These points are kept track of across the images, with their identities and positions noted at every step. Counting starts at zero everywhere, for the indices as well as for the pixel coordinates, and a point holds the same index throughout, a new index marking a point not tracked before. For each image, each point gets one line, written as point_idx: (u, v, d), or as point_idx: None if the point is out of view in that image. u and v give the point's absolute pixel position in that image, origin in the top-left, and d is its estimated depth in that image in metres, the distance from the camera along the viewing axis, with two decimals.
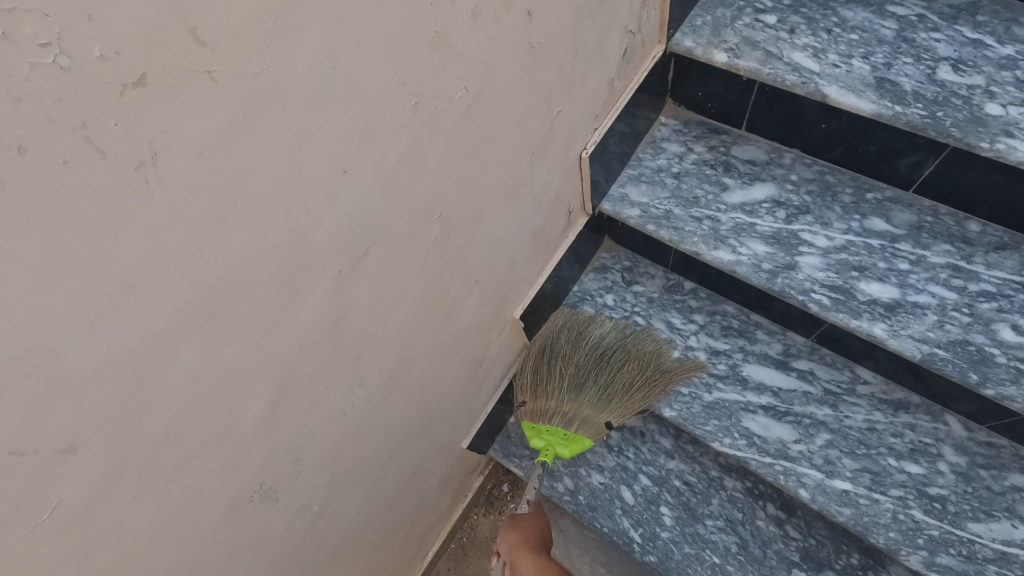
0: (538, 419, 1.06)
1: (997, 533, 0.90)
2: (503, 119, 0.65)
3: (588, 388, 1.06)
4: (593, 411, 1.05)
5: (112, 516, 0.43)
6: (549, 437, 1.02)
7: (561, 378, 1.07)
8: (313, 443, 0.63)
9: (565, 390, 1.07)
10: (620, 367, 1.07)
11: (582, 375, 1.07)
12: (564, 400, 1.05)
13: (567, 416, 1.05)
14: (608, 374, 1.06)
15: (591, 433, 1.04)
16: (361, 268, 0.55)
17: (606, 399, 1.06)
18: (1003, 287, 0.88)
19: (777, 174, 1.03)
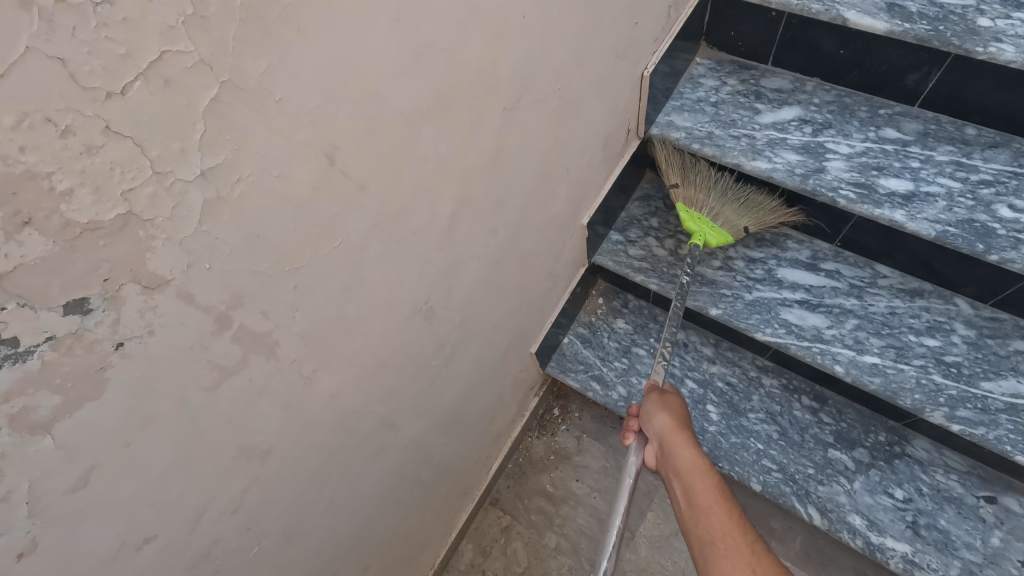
0: (689, 202, 1.22)
1: (1005, 388, 1.06)
2: (608, 12, 0.80)
3: (731, 199, 1.21)
4: (735, 213, 1.21)
5: (361, 268, 0.56)
6: (700, 223, 1.17)
7: (705, 182, 1.22)
8: (460, 277, 0.77)
9: (710, 190, 1.22)
10: (751, 195, 1.21)
11: (724, 190, 1.22)
12: (711, 195, 1.20)
13: (715, 214, 1.21)
14: (745, 192, 1.22)
15: (732, 230, 1.20)
16: (515, 112, 0.69)
17: (749, 206, 1.21)
18: (999, 176, 1.05)
19: (802, 98, 1.20)
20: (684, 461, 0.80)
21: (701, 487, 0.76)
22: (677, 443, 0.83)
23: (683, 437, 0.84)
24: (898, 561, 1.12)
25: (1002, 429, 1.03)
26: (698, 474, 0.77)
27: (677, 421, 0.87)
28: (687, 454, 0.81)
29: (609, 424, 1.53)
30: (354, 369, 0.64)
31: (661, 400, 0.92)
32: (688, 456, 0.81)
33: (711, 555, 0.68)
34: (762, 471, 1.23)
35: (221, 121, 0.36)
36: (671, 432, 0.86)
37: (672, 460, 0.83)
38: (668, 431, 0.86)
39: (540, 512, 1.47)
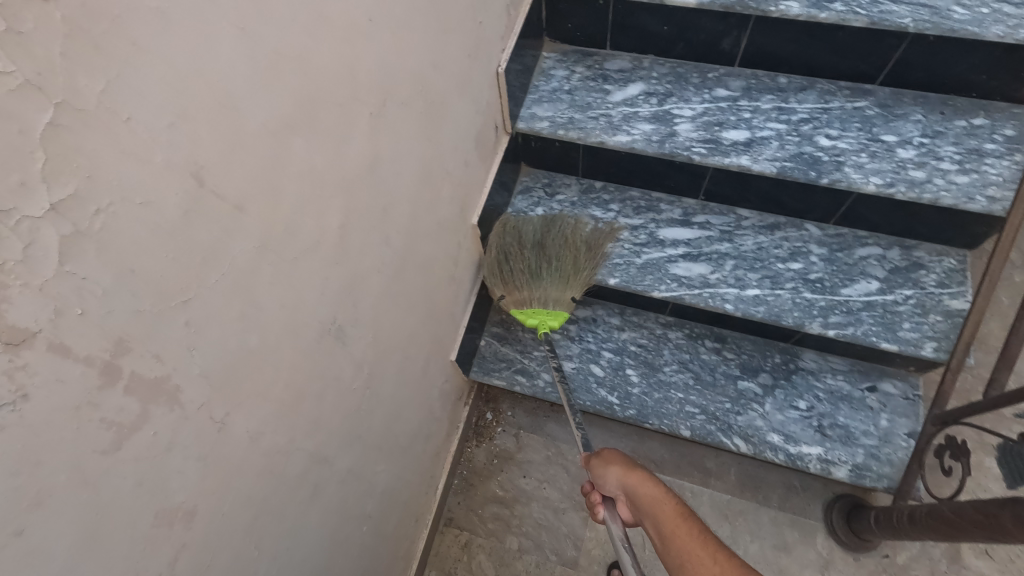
0: (519, 304, 1.24)
1: (859, 289, 1.23)
2: (451, 12, 0.83)
3: (550, 277, 1.22)
4: (560, 287, 1.22)
5: (257, 293, 0.53)
6: (538, 316, 1.21)
7: (526, 280, 1.22)
8: (364, 291, 0.75)
9: (531, 281, 1.22)
10: (566, 242, 1.23)
11: (541, 269, 1.22)
12: (529, 287, 1.21)
13: (542, 299, 1.23)
14: (560, 262, 1.22)
15: (563, 306, 1.23)
16: (383, 116, 0.69)
17: (566, 277, 1.22)
18: (813, 112, 1.22)
19: (643, 74, 1.31)
20: (657, 507, 0.82)
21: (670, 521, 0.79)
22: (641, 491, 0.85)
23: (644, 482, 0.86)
24: (815, 463, 1.26)
25: (865, 324, 1.20)
26: (669, 521, 0.79)
27: (626, 464, 0.89)
28: (648, 504, 0.84)
29: (541, 415, 1.56)
30: (272, 404, 0.60)
31: (601, 456, 0.93)
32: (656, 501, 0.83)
33: None
34: (688, 417, 1.33)
35: (64, 145, 0.33)
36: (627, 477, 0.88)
37: (642, 510, 0.84)
38: (623, 477, 0.88)
39: (496, 518, 1.47)
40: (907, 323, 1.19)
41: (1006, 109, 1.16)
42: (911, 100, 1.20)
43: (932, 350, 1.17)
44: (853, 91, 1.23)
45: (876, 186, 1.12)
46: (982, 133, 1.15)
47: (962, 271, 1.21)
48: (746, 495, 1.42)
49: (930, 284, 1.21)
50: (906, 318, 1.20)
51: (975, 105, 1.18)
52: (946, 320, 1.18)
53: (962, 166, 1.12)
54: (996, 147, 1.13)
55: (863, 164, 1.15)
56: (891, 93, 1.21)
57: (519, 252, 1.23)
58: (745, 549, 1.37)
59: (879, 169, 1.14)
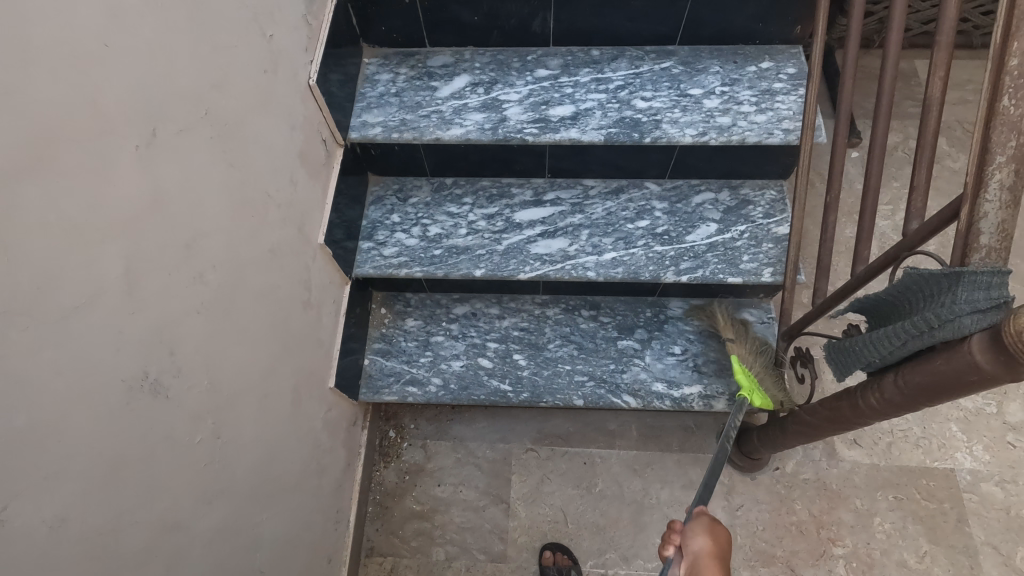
0: (744, 358, 1.25)
1: (701, 234, 1.33)
2: (225, 29, 0.78)
3: (766, 362, 1.26)
4: (777, 377, 1.25)
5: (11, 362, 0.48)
6: (750, 383, 1.18)
7: (752, 355, 1.26)
8: (181, 335, 0.70)
9: (744, 346, 1.28)
10: (785, 367, 1.29)
11: (766, 363, 1.26)
12: (760, 360, 1.24)
13: (762, 355, 1.26)
14: (773, 353, 1.28)
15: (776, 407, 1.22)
16: (157, 148, 0.65)
17: (778, 381, 1.25)
18: (628, 78, 1.29)
19: (466, 66, 1.33)
20: None
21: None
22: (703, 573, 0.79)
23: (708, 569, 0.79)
24: (698, 401, 1.35)
25: (712, 264, 1.30)
26: None
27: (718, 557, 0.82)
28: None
29: (444, 419, 1.54)
30: (74, 481, 0.55)
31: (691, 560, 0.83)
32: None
33: None
34: (578, 387, 1.38)
35: None
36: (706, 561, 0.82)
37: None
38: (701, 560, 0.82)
39: (419, 534, 1.43)
40: (746, 255, 1.30)
41: (785, 50, 1.30)
42: (708, 55, 1.31)
43: (771, 275, 1.29)
44: (658, 54, 1.32)
45: (692, 137, 1.22)
46: (770, 75, 1.27)
47: (782, 199, 1.34)
48: (650, 446, 1.49)
49: (758, 216, 1.33)
50: (744, 251, 1.31)
51: (760, 51, 1.31)
52: (777, 246, 1.30)
53: (759, 106, 1.24)
54: (783, 85, 1.26)
55: (678, 119, 1.24)
56: (690, 51, 1.32)
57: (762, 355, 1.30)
58: (658, 497, 1.44)
59: (691, 121, 1.23)
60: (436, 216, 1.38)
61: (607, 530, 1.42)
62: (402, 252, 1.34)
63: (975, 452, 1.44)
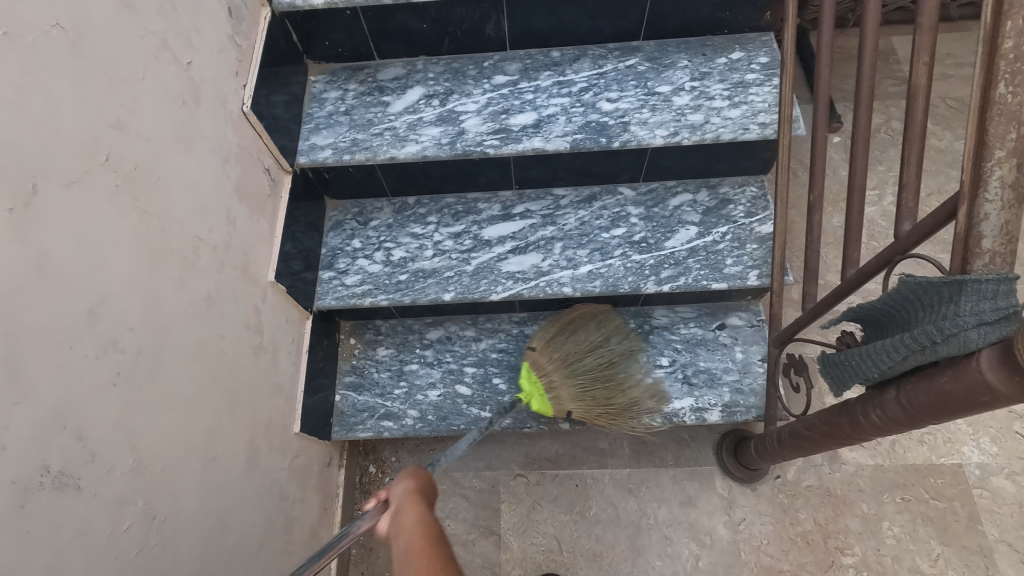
0: (535, 363, 1.19)
1: (682, 238, 1.25)
2: (125, 61, 0.70)
3: (570, 386, 1.14)
4: (570, 397, 1.15)
5: None
6: (529, 387, 1.17)
7: (558, 364, 1.17)
8: (93, 414, 0.61)
9: (556, 363, 1.17)
10: (599, 380, 1.13)
11: (573, 370, 1.16)
12: (557, 370, 1.16)
13: (556, 383, 1.16)
14: (583, 381, 1.11)
15: (557, 407, 1.18)
16: (40, 207, 0.57)
17: (579, 396, 1.14)
18: (591, 79, 1.21)
19: (419, 77, 1.24)
20: (410, 528, 0.75)
21: (415, 555, 0.70)
22: (402, 513, 0.78)
23: (410, 509, 0.79)
24: (690, 414, 1.28)
25: (694, 270, 1.22)
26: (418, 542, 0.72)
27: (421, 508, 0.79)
28: (407, 531, 0.75)
29: (426, 449, 1.46)
30: None
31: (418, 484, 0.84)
32: (408, 531, 0.75)
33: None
34: None
35: None
36: (410, 498, 0.81)
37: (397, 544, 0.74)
38: (407, 498, 0.81)
39: None
40: (730, 259, 1.23)
41: (756, 39, 1.23)
42: (675, 48, 1.23)
43: (756, 278, 1.21)
44: (622, 51, 1.24)
45: (663, 138, 1.14)
46: (742, 66, 1.20)
47: (763, 196, 1.27)
48: (643, 463, 1.42)
49: (740, 216, 1.26)
50: (727, 254, 1.23)
51: (730, 41, 1.23)
52: (761, 246, 1.23)
53: (732, 100, 1.17)
54: (756, 76, 1.19)
55: (647, 119, 1.16)
56: (656, 45, 1.24)
57: (617, 351, 1.18)
58: (655, 517, 1.37)
59: (661, 121, 1.16)
60: (399, 238, 1.29)
61: (604, 556, 1.34)
62: (366, 280, 1.26)
63: (983, 444, 1.38)
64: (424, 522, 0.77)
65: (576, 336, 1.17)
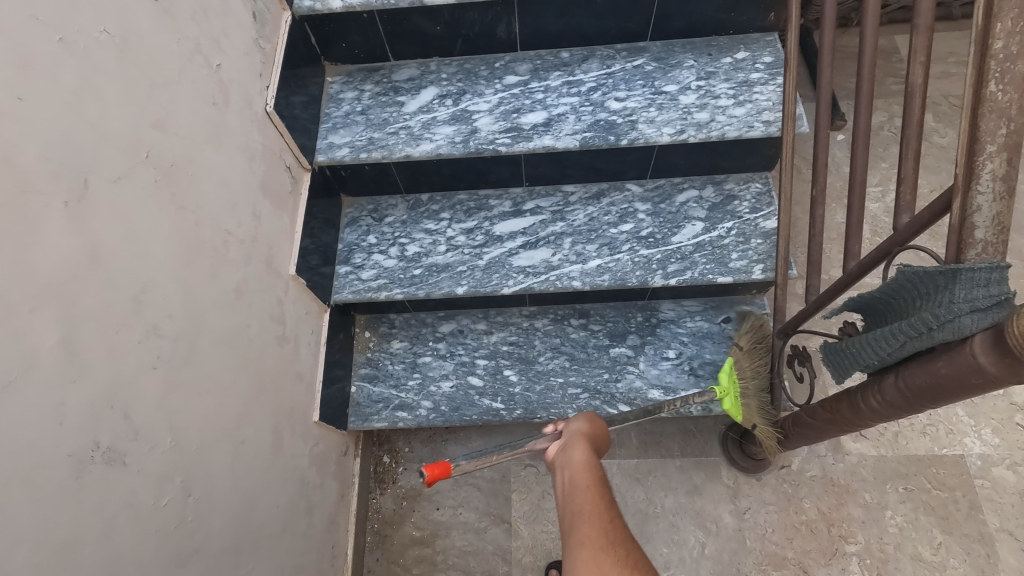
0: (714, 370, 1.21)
1: (688, 233, 1.28)
2: (163, 64, 0.75)
3: (764, 394, 1.24)
4: (762, 411, 1.21)
5: None
6: (729, 385, 1.18)
7: (753, 372, 1.22)
8: (136, 395, 0.65)
9: (749, 372, 1.22)
10: (778, 406, 1.25)
11: (753, 369, 1.22)
12: (738, 369, 1.21)
13: (751, 389, 1.22)
14: (773, 395, 1.24)
15: (737, 409, 1.19)
16: (91, 201, 0.61)
17: (763, 413, 1.23)
18: (600, 79, 1.25)
19: (433, 78, 1.28)
20: (580, 466, 0.77)
21: (586, 489, 0.73)
22: (572, 448, 0.82)
23: (582, 443, 0.82)
24: (697, 405, 1.31)
25: (700, 264, 1.26)
26: (584, 498, 0.72)
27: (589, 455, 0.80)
28: (578, 463, 0.78)
29: (439, 440, 1.50)
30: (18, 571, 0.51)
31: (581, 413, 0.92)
32: (575, 466, 0.78)
33: (574, 537, 0.66)
34: (572, 400, 1.33)
35: None
36: (581, 434, 0.84)
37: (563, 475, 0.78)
38: (580, 432, 0.84)
39: (420, 561, 1.39)
40: (735, 253, 1.26)
41: (760, 39, 1.26)
42: (681, 48, 1.27)
43: (761, 272, 1.25)
44: (630, 51, 1.28)
45: (669, 136, 1.17)
46: (746, 65, 1.23)
47: (767, 192, 1.30)
48: (651, 453, 1.46)
49: (745, 212, 1.29)
50: (733, 248, 1.27)
51: (734, 41, 1.27)
52: (766, 241, 1.26)
53: (736, 99, 1.20)
54: (760, 75, 1.22)
55: (654, 118, 1.19)
56: (662, 46, 1.28)
57: (752, 357, 1.25)
58: (663, 505, 1.40)
59: (668, 119, 1.19)
60: (413, 234, 1.33)
61: None
62: (381, 275, 1.30)
63: (984, 435, 1.41)
64: (591, 462, 0.79)
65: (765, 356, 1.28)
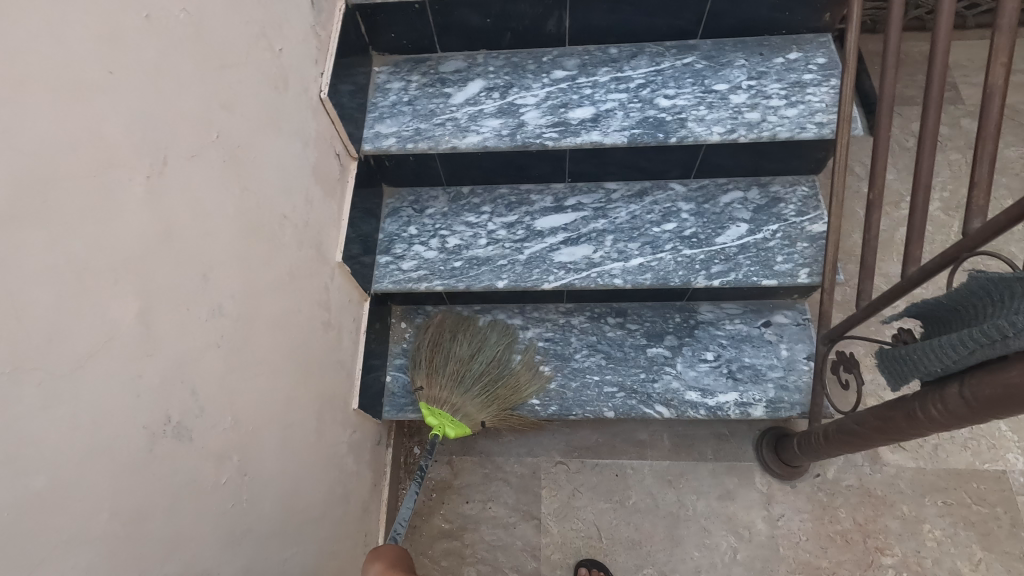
0: (433, 399, 1.30)
1: (732, 234, 1.27)
2: (232, 46, 0.75)
3: (472, 395, 1.28)
4: (476, 407, 1.28)
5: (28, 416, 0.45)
6: (438, 419, 1.26)
7: (451, 379, 1.29)
8: (201, 373, 0.66)
9: (452, 388, 1.29)
10: (502, 381, 1.30)
11: (461, 384, 1.28)
12: (450, 391, 1.28)
13: (455, 406, 1.28)
14: (485, 384, 1.29)
15: (470, 422, 1.29)
16: (168, 178, 0.61)
17: (487, 402, 1.29)
18: (649, 76, 1.24)
19: (480, 71, 1.28)
20: None
21: None
22: None
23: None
24: (734, 408, 1.30)
25: (744, 266, 1.25)
26: None
27: None
28: None
29: (469, 433, 1.50)
30: (93, 544, 0.51)
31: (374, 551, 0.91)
32: None
33: None
34: (608, 398, 1.33)
35: None
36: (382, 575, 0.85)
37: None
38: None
39: (449, 554, 1.39)
40: (780, 256, 1.25)
41: (814, 40, 1.24)
42: (732, 47, 1.25)
43: (807, 275, 1.23)
44: (680, 49, 1.26)
45: (720, 135, 1.16)
46: (800, 66, 1.22)
47: (814, 195, 1.28)
48: (682, 456, 1.44)
49: (791, 214, 1.27)
50: (778, 251, 1.25)
51: (787, 41, 1.25)
52: (812, 245, 1.24)
53: (789, 99, 1.18)
54: (814, 76, 1.20)
55: (704, 116, 1.18)
56: (713, 44, 1.26)
57: (463, 366, 1.29)
58: (694, 508, 1.39)
59: (718, 118, 1.18)
60: (454, 226, 1.33)
61: (642, 544, 1.37)
62: (422, 265, 1.30)
63: None
64: None
65: (458, 345, 1.31)
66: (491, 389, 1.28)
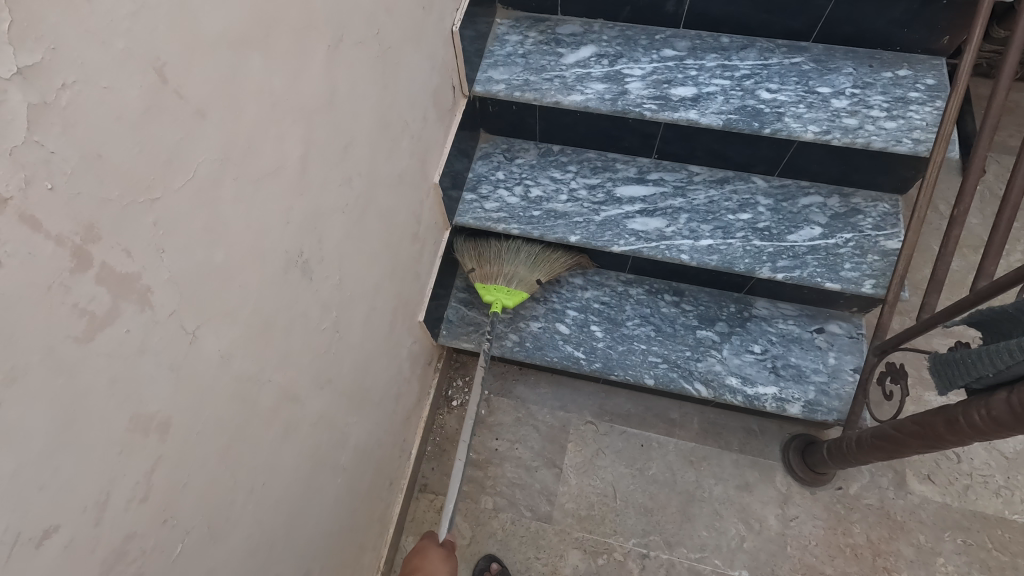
0: (486, 279, 1.38)
1: (805, 235, 1.30)
2: None
3: (522, 259, 1.38)
4: (527, 269, 1.37)
5: (230, 200, 0.55)
6: (495, 293, 1.34)
7: (500, 257, 1.39)
8: (328, 228, 0.76)
9: (503, 261, 1.38)
10: (549, 242, 1.40)
11: (513, 253, 1.39)
12: (501, 264, 1.37)
13: (507, 274, 1.37)
14: (533, 247, 1.40)
15: (526, 285, 1.36)
16: (340, 52, 0.71)
17: (536, 264, 1.38)
18: (755, 69, 1.28)
19: (594, 37, 1.36)
20: None
21: None
22: None
23: None
24: (771, 401, 1.33)
25: (811, 267, 1.28)
26: None
27: None
28: None
29: (510, 378, 1.58)
30: (240, 328, 0.61)
31: None
32: None
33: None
34: (651, 367, 1.39)
35: (28, 13, 0.35)
36: None
37: None
38: None
39: (471, 480, 1.48)
40: (848, 264, 1.28)
41: (926, 61, 1.26)
42: (843, 55, 1.28)
43: (871, 287, 1.26)
44: (790, 48, 1.30)
45: (814, 134, 1.20)
46: (907, 83, 1.24)
47: (894, 214, 1.30)
48: (709, 441, 1.49)
49: (867, 227, 1.30)
50: (847, 259, 1.28)
51: (899, 58, 1.27)
52: (882, 259, 1.27)
53: (890, 113, 1.21)
54: (919, 95, 1.22)
55: (802, 115, 1.22)
56: (823, 49, 1.29)
57: (505, 239, 1.41)
58: (711, 492, 1.44)
59: (815, 118, 1.21)
60: (539, 178, 1.42)
61: (655, 513, 1.42)
62: (503, 208, 1.39)
63: None
64: None
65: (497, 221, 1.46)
66: (538, 246, 1.39)
